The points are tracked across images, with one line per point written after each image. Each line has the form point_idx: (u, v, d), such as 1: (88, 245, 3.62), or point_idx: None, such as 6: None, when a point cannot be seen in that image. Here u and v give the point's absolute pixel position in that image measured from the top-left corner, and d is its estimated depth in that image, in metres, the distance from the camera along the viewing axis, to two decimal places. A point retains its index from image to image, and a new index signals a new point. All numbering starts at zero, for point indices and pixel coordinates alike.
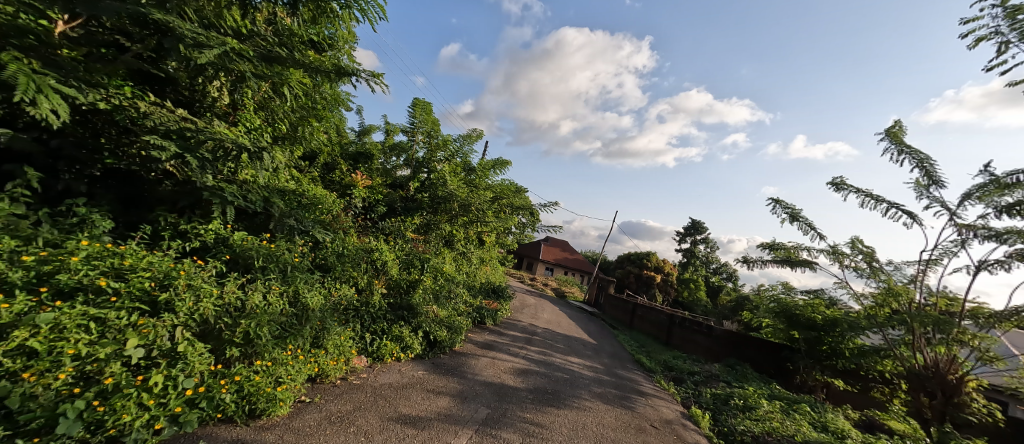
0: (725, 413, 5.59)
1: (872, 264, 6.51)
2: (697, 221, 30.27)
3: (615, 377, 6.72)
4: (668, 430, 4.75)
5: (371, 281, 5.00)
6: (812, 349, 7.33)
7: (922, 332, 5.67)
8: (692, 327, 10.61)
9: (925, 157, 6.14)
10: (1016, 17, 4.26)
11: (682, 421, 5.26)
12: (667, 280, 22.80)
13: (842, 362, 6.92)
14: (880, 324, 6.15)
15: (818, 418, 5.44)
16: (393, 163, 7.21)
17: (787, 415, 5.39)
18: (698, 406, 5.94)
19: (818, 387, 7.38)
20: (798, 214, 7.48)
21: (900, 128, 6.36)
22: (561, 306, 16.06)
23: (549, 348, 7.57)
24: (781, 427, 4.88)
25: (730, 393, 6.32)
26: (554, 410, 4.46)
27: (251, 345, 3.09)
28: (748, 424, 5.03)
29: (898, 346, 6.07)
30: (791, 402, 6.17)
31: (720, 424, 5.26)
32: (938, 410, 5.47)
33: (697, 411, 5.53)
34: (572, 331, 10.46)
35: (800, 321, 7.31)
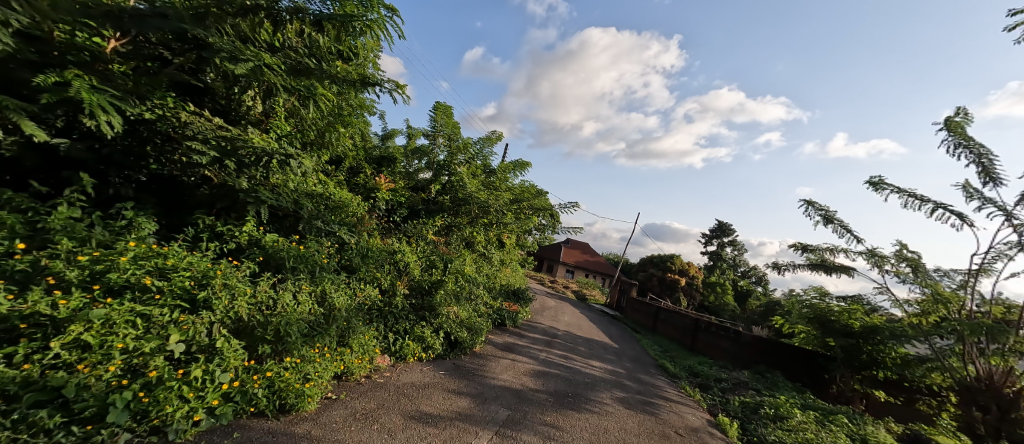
0: (754, 422, 5.45)
1: (917, 269, 6.24)
2: (723, 222, 29.65)
3: (638, 382, 6.64)
4: (694, 438, 4.66)
5: (395, 282, 5.08)
6: (850, 358, 7.03)
7: (976, 343, 5.43)
8: (719, 332, 10.38)
9: (985, 152, 5.83)
10: None
11: (707, 428, 5.16)
12: (691, 283, 22.37)
13: (882, 372, 6.68)
14: (927, 333, 5.85)
15: (855, 430, 5.23)
16: (415, 166, 7.33)
17: (821, 426, 5.20)
18: (726, 415, 5.80)
19: (857, 397, 6.97)
20: (832, 217, 7.23)
21: (961, 118, 6.04)
22: (582, 309, 15.97)
23: (570, 351, 7.55)
24: (817, 438, 4.72)
25: (760, 401, 6.15)
26: (574, 413, 4.44)
27: (281, 342, 3.21)
28: (780, 435, 4.88)
29: (948, 357, 5.79)
30: (827, 412, 5.95)
31: (750, 434, 5.13)
32: (993, 426, 5.17)
33: (725, 420, 5.41)
34: (594, 334, 10.39)
35: (835, 328, 7.13)
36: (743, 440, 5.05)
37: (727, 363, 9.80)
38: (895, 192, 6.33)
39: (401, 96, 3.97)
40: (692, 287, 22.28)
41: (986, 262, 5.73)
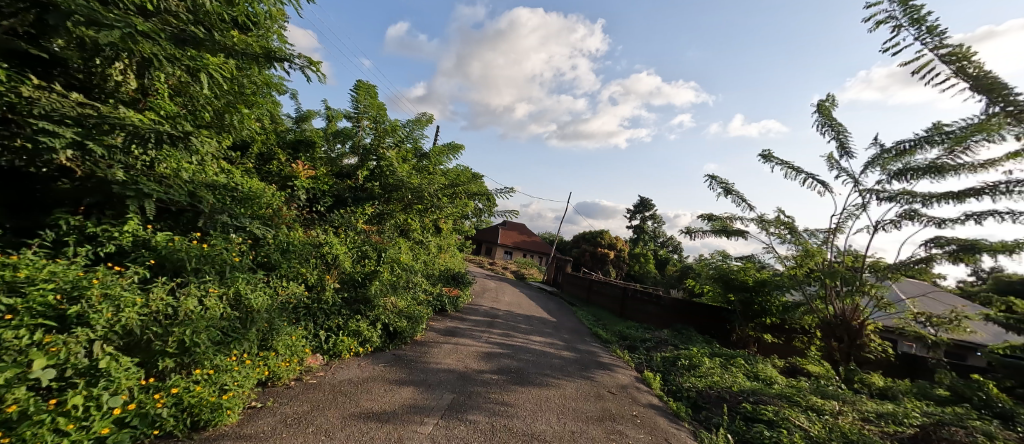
0: (673, 373, 6.01)
1: (792, 230, 7.14)
2: (646, 198, 31.71)
3: (575, 351, 6.94)
4: (624, 394, 5.01)
5: (323, 276, 4.80)
6: (746, 309, 7.90)
7: (835, 287, 6.49)
8: (644, 298, 11.15)
9: (842, 129, 6.73)
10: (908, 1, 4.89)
11: (636, 384, 5.56)
12: (620, 256, 23.87)
13: (769, 318, 7.66)
14: (801, 281, 6.88)
15: (751, 369, 6.08)
16: (338, 151, 6.85)
17: (725, 371, 5.91)
18: (650, 370, 6.31)
19: (751, 341, 8.11)
20: (731, 189, 8.00)
21: (830, 103, 6.93)
22: (520, 288, 16.41)
23: (510, 329, 7.71)
24: (721, 381, 5.52)
25: (677, 354, 6.78)
26: (518, 388, 4.55)
27: (188, 354, 2.89)
28: (694, 383, 5.46)
29: (814, 301, 6.86)
30: (728, 356, 6.79)
31: (670, 384, 5.66)
32: (846, 352, 6.46)
33: (649, 374, 5.88)
34: (533, 311, 10.71)
35: (735, 285, 7.88)
36: (665, 390, 5.55)
37: (651, 322, 10.65)
38: (779, 165, 7.14)
39: (315, 74, 3.67)
40: (621, 259, 23.81)
41: (841, 221, 6.69)
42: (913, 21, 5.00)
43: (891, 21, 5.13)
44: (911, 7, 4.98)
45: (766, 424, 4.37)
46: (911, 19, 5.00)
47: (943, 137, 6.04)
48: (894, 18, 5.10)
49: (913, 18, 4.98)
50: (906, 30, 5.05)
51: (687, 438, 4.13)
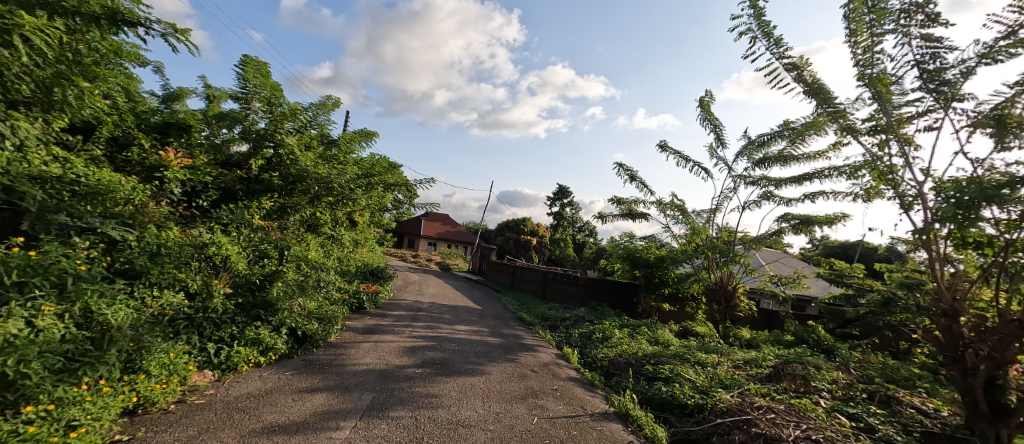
0: (589, 346, 6.40)
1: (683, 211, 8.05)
2: (565, 186, 33.09)
3: (500, 336, 7.05)
4: (546, 372, 5.19)
5: (209, 282, 4.12)
6: (649, 283, 9.07)
7: (715, 258, 8.01)
8: (563, 279, 11.62)
9: (718, 123, 7.66)
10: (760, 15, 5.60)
11: (556, 361, 5.79)
12: (541, 242, 24.73)
13: (667, 289, 8.73)
14: (690, 255, 8.28)
15: (652, 336, 6.89)
16: (223, 137, 6.11)
17: (631, 339, 6.57)
18: (569, 345, 6.65)
19: (652, 311, 9.37)
20: (636, 175, 8.68)
21: (709, 99, 7.86)
22: (445, 279, 16.23)
23: (435, 321, 7.58)
24: (628, 348, 6.01)
25: (592, 329, 7.25)
26: (443, 378, 4.48)
27: (11, 389, 2.41)
28: (607, 353, 5.90)
29: (701, 271, 8.28)
30: (635, 326, 7.49)
31: (587, 357, 6.01)
32: (723, 312, 8.00)
33: (568, 350, 6.19)
34: (457, 301, 10.67)
35: (639, 261, 8.94)
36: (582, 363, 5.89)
37: (567, 301, 11.28)
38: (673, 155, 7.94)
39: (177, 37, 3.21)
40: (543, 245, 24.70)
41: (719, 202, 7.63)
42: (765, 34, 5.73)
43: (750, 33, 5.82)
44: (763, 22, 5.70)
45: (664, 380, 4.87)
46: (764, 32, 5.71)
47: (787, 132, 7.10)
48: (752, 31, 5.80)
49: (765, 31, 5.71)
50: (760, 41, 5.76)
51: (600, 403, 4.40)
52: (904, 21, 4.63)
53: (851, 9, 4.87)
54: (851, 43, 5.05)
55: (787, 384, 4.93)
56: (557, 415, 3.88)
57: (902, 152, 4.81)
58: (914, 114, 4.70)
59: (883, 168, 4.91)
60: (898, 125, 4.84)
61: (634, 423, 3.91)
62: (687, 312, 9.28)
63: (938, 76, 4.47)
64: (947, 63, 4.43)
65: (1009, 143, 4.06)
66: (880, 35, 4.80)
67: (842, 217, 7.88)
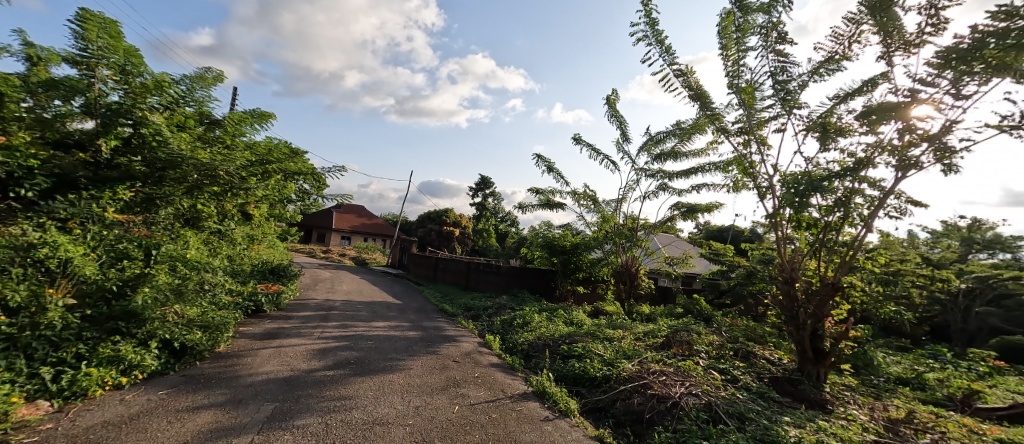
0: (510, 332, 6.49)
1: (594, 200, 8.55)
2: (486, 176, 33.13)
3: (420, 329, 6.84)
4: (468, 361, 5.16)
5: (37, 290, 3.27)
6: (566, 269, 9.45)
7: (621, 244, 8.58)
8: (485, 268, 11.63)
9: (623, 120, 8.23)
10: (654, 24, 6.08)
11: (478, 349, 5.78)
12: (464, 233, 24.58)
13: (581, 273, 9.39)
14: (602, 242, 8.80)
15: (567, 317, 7.24)
16: (57, 109, 4.61)
17: (548, 321, 6.83)
18: (491, 333, 6.68)
19: (568, 294, 9.86)
20: (553, 167, 8.96)
21: (615, 97, 8.40)
22: (361, 274, 15.39)
23: (348, 319, 7.12)
24: (546, 331, 6.20)
25: (514, 315, 7.37)
26: (358, 378, 4.22)
27: None
28: (526, 337, 6.04)
29: (610, 255, 8.86)
30: (552, 310, 7.79)
31: (509, 343, 6.09)
32: (627, 292, 8.71)
33: (490, 338, 6.21)
34: (373, 296, 10.15)
35: (556, 249, 9.28)
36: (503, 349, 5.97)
37: (489, 289, 11.43)
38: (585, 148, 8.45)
39: None
40: (465, 236, 24.56)
41: None
42: (658, 42, 6.22)
43: (647, 40, 6.28)
44: (657, 31, 6.17)
45: (577, 357, 5.11)
46: (657, 40, 6.19)
47: (678, 131, 7.81)
48: (648, 39, 6.26)
49: (658, 40, 6.18)
50: (654, 49, 6.24)
51: (518, 384, 4.49)
52: (765, 38, 5.28)
53: (722, 26, 5.52)
54: (725, 57, 5.64)
55: (678, 350, 5.48)
56: (479, 401, 3.87)
57: (761, 150, 5.54)
58: (768, 118, 5.43)
59: (747, 164, 5.62)
60: (758, 127, 5.57)
61: (550, 399, 4.05)
62: (599, 293, 9.99)
63: (785, 87, 5.20)
64: (791, 76, 5.17)
65: (829, 145, 4.94)
66: (744, 51, 5.44)
67: (720, 205, 8.96)
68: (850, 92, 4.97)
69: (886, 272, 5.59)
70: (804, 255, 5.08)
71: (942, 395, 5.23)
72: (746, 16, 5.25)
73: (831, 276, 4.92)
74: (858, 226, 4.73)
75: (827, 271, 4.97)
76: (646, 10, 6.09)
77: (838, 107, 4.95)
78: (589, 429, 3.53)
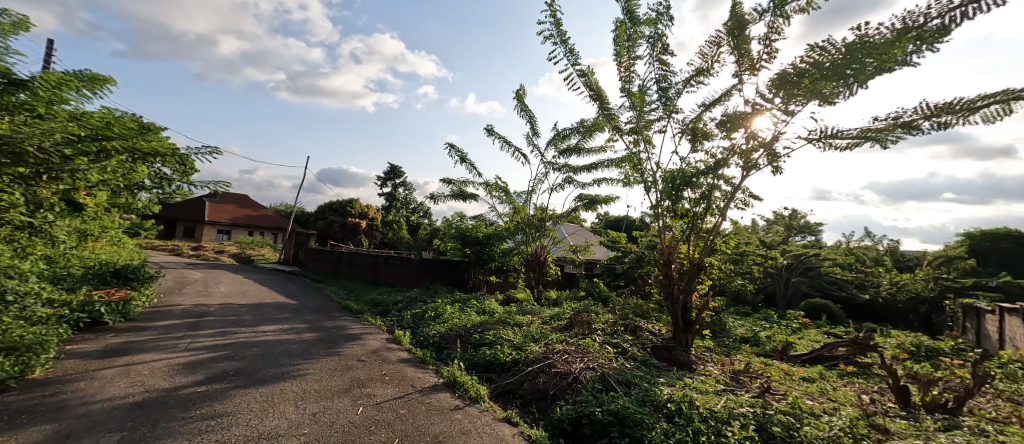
0: (422, 326, 6.42)
1: (505, 192, 8.75)
2: (396, 165, 31.83)
3: (320, 330, 6.42)
4: (375, 359, 5.00)
5: None
6: (480, 259, 9.58)
7: (531, 234, 9.00)
8: (394, 261, 11.22)
9: (531, 114, 8.56)
10: (558, 26, 6.41)
11: (386, 346, 5.62)
12: (371, 225, 23.45)
13: (494, 263, 9.63)
14: (513, 232, 9.10)
15: (478, 306, 7.41)
16: None
17: (459, 312, 6.90)
18: (401, 328, 6.53)
19: (483, 284, 9.99)
20: (466, 157, 9.01)
21: (522, 92, 8.71)
22: (247, 274, 13.80)
23: (230, 325, 6.37)
24: (459, 321, 6.27)
25: (425, 309, 7.30)
26: (241, 391, 3.84)
27: None
28: (438, 329, 6.05)
29: (521, 245, 9.24)
30: (464, 301, 7.89)
31: (419, 336, 6.03)
32: (536, 280, 9.24)
33: (400, 333, 6.08)
34: (261, 298, 9.20)
35: (468, 239, 9.37)
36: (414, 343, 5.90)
37: (403, 283, 11.22)
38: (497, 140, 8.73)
39: None
40: (373, 228, 23.44)
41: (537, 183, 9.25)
42: (561, 43, 6.56)
43: (552, 39, 6.57)
44: (560, 32, 6.51)
45: (487, 345, 5.27)
46: (560, 41, 6.53)
47: (581, 128, 8.37)
48: (553, 39, 6.56)
49: (561, 40, 6.52)
50: (559, 49, 6.56)
51: (430, 377, 4.50)
52: (651, 48, 5.88)
53: (615, 34, 6.00)
54: (619, 62, 6.15)
55: (581, 329, 5.97)
56: (385, 399, 3.79)
57: (648, 149, 6.18)
58: (654, 120, 6.07)
59: (637, 161, 6.23)
60: (646, 127, 6.21)
61: (461, 389, 4.14)
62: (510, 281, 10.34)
63: (666, 93, 5.86)
64: (672, 84, 5.84)
65: (698, 147, 5.72)
66: (635, 59, 6.02)
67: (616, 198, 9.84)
68: (714, 101, 5.78)
69: (734, 253, 6.67)
70: (679, 241, 5.84)
71: (771, 348, 6.50)
72: (634, 27, 5.81)
73: (697, 257, 5.72)
74: (716, 215, 5.57)
75: (693, 253, 5.75)
76: (550, 11, 6.37)
77: (704, 114, 5.74)
78: (498, 412, 3.69)
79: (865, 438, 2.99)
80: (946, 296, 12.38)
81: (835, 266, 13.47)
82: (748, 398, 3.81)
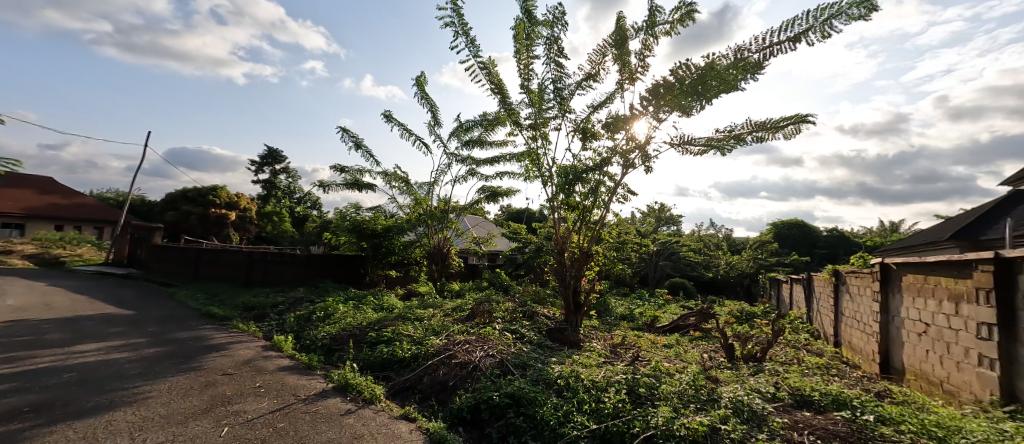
0: (307, 328, 5.99)
1: (405, 183, 8.53)
2: (275, 149, 28.54)
3: (170, 344, 5.50)
4: (246, 371, 4.50)
5: None
6: (377, 253, 9.18)
7: (433, 226, 8.96)
8: (272, 258, 10.07)
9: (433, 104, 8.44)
10: (460, 17, 6.42)
11: (263, 355, 5.11)
12: (245, 218, 20.83)
13: (394, 257, 9.21)
14: (414, 224, 8.86)
15: (377, 302, 7.18)
16: None
17: (355, 310, 6.59)
18: (281, 333, 6.02)
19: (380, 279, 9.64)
20: (361, 143, 8.49)
21: (422, 79, 8.53)
22: (61, 280, 11.08)
23: (34, 348, 5.08)
24: (352, 320, 5.98)
25: (312, 309, 6.82)
26: (55, 426, 3.01)
27: None
28: (327, 330, 5.69)
29: (423, 238, 9.08)
30: (360, 297, 7.56)
31: (304, 340, 5.62)
32: (438, 273, 9.10)
33: (280, 338, 5.59)
34: (84, 309, 7.51)
35: (365, 233, 8.94)
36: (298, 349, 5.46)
37: (283, 281, 10.12)
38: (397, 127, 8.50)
39: None
40: (246, 221, 20.82)
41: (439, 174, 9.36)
42: (462, 34, 6.57)
43: (453, 28, 6.54)
44: (462, 23, 6.52)
45: (385, 342, 5.14)
46: (461, 32, 6.54)
47: (483, 121, 8.49)
48: (455, 29, 6.53)
49: (462, 32, 6.54)
50: (461, 39, 6.55)
51: (317, 383, 4.23)
52: (548, 49, 6.20)
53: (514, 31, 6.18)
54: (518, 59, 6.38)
55: (481, 318, 6.15)
56: (258, 415, 3.39)
57: (544, 144, 6.54)
58: (551, 117, 6.43)
59: (536, 155, 6.56)
60: (542, 124, 6.55)
61: (354, 391, 3.97)
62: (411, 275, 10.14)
63: (560, 94, 6.25)
64: (565, 85, 6.25)
65: (586, 144, 6.21)
66: (532, 58, 6.30)
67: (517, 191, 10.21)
68: (599, 104, 6.34)
69: (616, 241, 7.45)
70: (569, 231, 6.29)
71: (642, 323, 7.51)
72: (532, 27, 6.06)
73: (586, 245, 6.26)
74: (602, 208, 6.14)
75: (583, 242, 6.28)
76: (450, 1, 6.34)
77: (591, 116, 6.25)
78: (395, 410, 3.65)
79: (702, 387, 3.62)
80: (759, 271, 15.53)
81: (689, 249, 16.05)
82: (621, 366, 4.34)
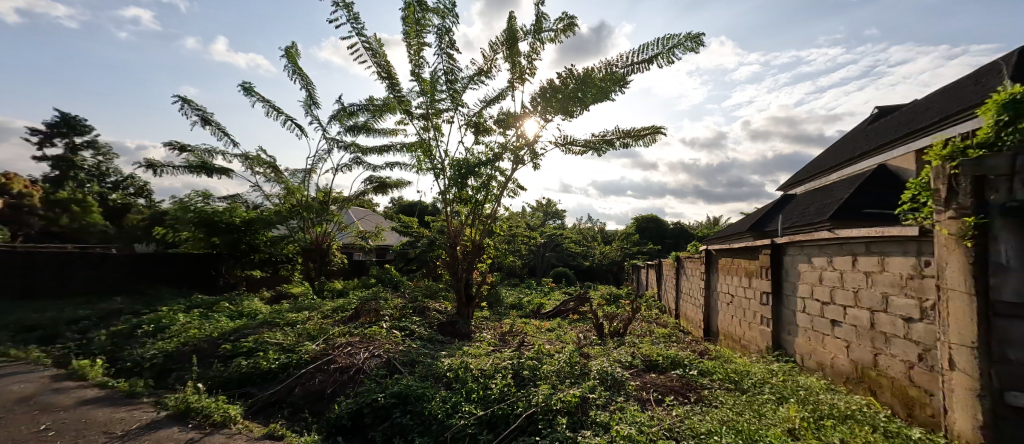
0: (124, 350, 5.02)
1: (274, 170, 7.89)
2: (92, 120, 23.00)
3: None
4: (24, 411, 3.51)
5: None
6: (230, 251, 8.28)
7: (311, 219, 8.47)
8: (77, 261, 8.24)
9: (308, 81, 7.75)
10: None
11: (52, 388, 4.07)
12: None
13: (257, 254, 8.56)
14: (285, 217, 8.23)
15: (235, 309, 6.37)
16: None
17: (204, 321, 5.74)
18: (84, 358, 4.95)
19: None
20: (210, 118, 7.90)
21: (294, 51, 7.82)
22: None
23: None
24: (200, 332, 5.17)
25: (136, 323, 5.73)
26: None
27: None
28: (161, 346, 4.81)
29: (298, 232, 8.44)
30: (209, 306, 6.67)
31: (120, 363, 4.70)
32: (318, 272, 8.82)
33: (83, 363, 4.53)
34: None
35: (217, 227, 7.94)
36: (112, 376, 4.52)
37: (98, 289, 8.53)
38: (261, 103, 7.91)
39: None
40: None
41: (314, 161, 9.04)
42: (344, 9, 6.14)
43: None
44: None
45: (245, 354, 4.63)
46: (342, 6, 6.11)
47: (370, 106, 8.07)
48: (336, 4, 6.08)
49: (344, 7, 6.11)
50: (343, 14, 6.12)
51: (144, 414, 3.53)
52: (438, 39, 6.15)
53: (404, 14, 5.99)
54: (410, 44, 6.19)
55: (366, 318, 5.88)
56: None
57: (436, 135, 6.48)
58: (443, 109, 6.40)
59: (428, 145, 6.47)
60: (434, 115, 6.47)
61: (198, 416, 3.42)
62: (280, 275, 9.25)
63: (453, 86, 6.26)
64: (459, 77, 6.28)
65: (479, 137, 6.33)
66: (422, 44, 6.17)
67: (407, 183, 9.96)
68: (493, 99, 6.50)
69: (507, 234, 7.76)
70: (462, 226, 6.36)
71: (530, 310, 7.92)
72: (422, 13, 5.93)
73: (478, 238, 6.40)
74: (494, 202, 6.34)
75: (475, 235, 6.40)
76: None
77: (485, 110, 6.39)
78: (256, 431, 3.31)
79: (577, 363, 4.01)
80: (625, 258, 17.57)
81: (571, 240, 17.49)
82: (509, 353, 4.55)
